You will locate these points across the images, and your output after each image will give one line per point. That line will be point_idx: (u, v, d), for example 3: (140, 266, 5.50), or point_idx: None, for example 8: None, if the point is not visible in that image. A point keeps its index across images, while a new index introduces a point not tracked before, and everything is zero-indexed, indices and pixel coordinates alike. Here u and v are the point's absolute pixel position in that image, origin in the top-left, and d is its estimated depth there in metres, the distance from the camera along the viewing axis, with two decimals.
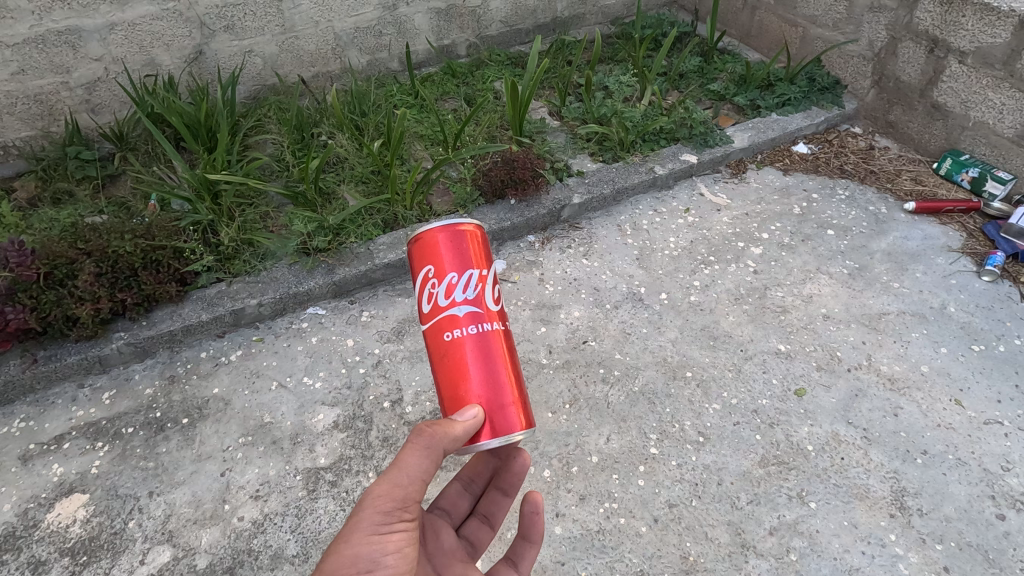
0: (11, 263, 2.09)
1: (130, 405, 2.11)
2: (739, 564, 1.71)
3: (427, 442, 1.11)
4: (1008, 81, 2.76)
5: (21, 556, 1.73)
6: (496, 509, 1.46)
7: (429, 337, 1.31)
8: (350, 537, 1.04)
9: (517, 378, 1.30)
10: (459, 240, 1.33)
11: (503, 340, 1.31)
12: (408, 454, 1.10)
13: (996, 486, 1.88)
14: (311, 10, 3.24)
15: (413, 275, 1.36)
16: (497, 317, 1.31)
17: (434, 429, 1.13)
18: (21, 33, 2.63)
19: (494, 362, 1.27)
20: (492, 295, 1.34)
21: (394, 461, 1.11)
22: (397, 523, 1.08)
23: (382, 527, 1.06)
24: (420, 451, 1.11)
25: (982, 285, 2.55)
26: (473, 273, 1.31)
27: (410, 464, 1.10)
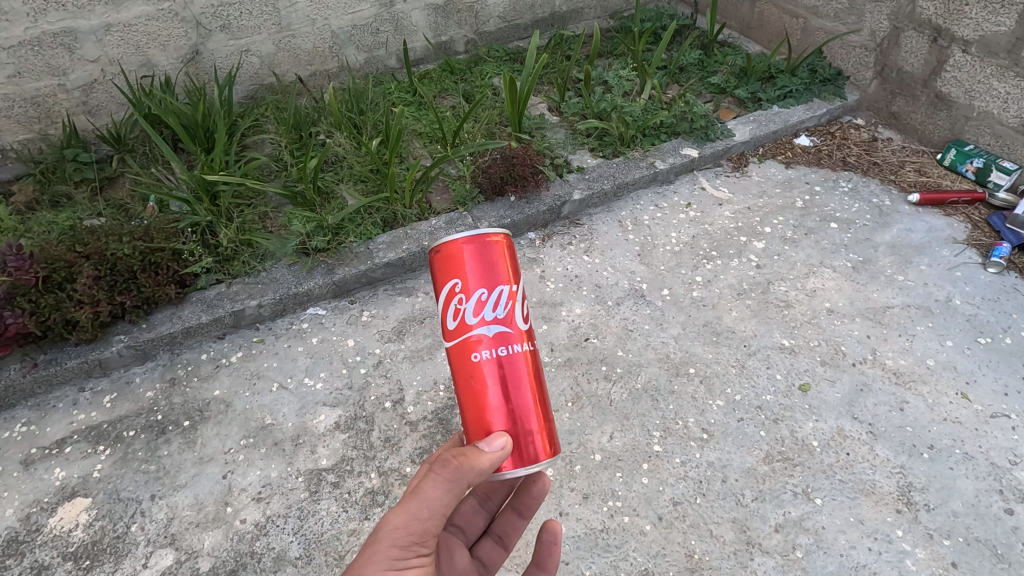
0: (10, 267, 2.08)
1: (131, 408, 2.10)
2: (744, 562, 1.70)
3: (451, 476, 1.09)
4: (1012, 69, 2.73)
5: (24, 561, 1.73)
6: (510, 531, 1.43)
7: (453, 355, 1.27)
8: (365, 571, 1.01)
9: (542, 404, 1.28)
10: (487, 254, 1.29)
11: (530, 361, 1.29)
12: (431, 487, 1.08)
13: (1003, 480, 1.86)
14: (307, 8, 3.22)
15: (436, 288, 1.31)
16: (525, 336, 1.29)
17: (460, 463, 1.10)
18: (16, 35, 2.62)
19: (522, 385, 1.26)
20: (520, 313, 1.31)
21: (416, 491, 1.08)
22: (411, 558, 1.07)
23: (397, 561, 1.05)
24: (443, 486, 1.08)
25: (987, 277, 2.52)
26: (503, 290, 1.28)
27: (430, 498, 1.08)
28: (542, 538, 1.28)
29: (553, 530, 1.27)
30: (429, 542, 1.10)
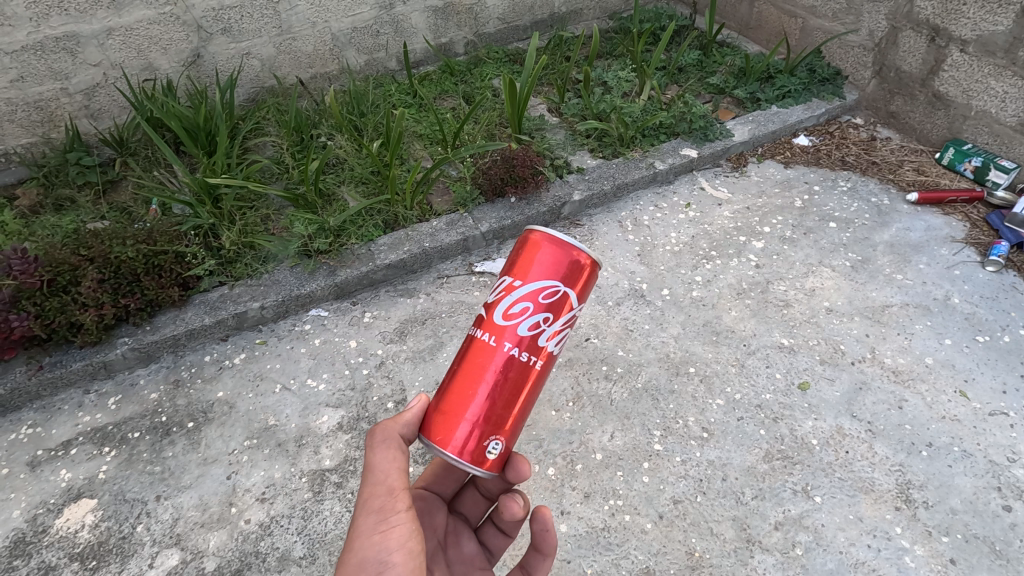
0: (14, 270, 2.09)
1: (135, 410, 2.12)
2: (745, 560, 1.71)
3: (383, 437, 1.20)
4: (1010, 69, 2.74)
5: (31, 562, 1.75)
6: (508, 526, 1.42)
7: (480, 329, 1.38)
8: (352, 544, 1.10)
9: (480, 401, 1.22)
10: (526, 248, 1.28)
11: (487, 355, 1.23)
12: (373, 452, 1.18)
13: (1002, 478, 1.88)
14: (307, 11, 3.23)
15: None
16: (499, 333, 1.23)
17: (384, 425, 1.23)
18: (19, 40, 2.63)
19: (465, 370, 1.25)
20: (515, 317, 1.23)
21: (366, 466, 1.19)
22: (392, 517, 1.12)
23: (379, 524, 1.11)
24: (380, 445, 1.19)
25: (986, 276, 2.54)
26: (507, 280, 1.26)
27: (377, 462, 1.18)
28: (535, 527, 1.31)
29: (544, 517, 1.29)
30: (403, 496, 1.14)
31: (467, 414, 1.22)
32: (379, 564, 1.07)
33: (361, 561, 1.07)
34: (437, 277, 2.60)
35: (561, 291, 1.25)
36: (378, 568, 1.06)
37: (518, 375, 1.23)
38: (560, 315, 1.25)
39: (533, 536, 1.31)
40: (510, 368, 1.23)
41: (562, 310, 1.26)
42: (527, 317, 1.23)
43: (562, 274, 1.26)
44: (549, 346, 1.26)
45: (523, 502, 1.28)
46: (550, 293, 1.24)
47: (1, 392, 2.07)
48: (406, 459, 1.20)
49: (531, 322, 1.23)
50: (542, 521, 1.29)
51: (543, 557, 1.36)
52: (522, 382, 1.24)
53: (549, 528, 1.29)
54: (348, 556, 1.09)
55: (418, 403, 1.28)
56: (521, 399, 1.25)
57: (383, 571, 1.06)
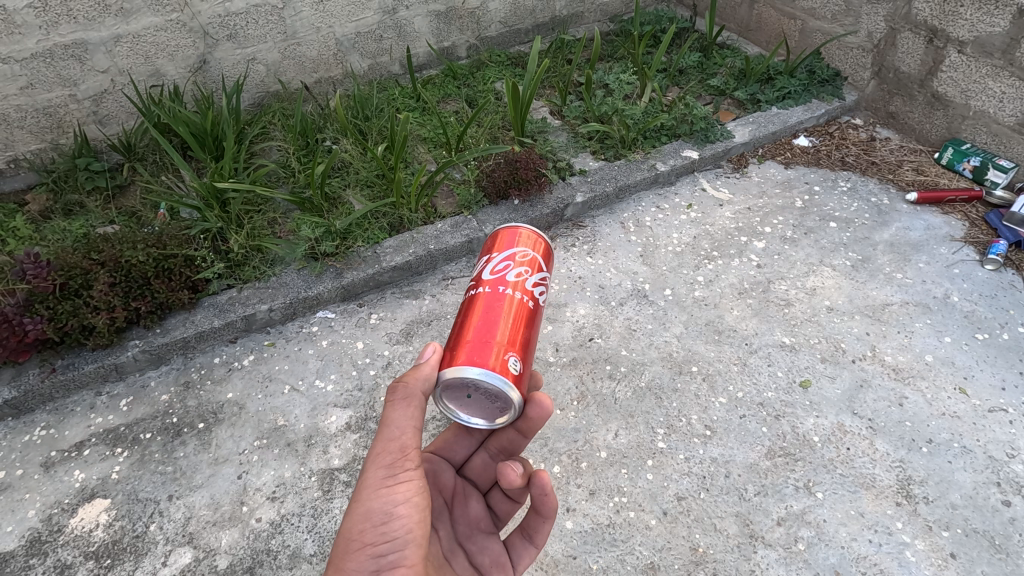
0: (28, 275, 2.14)
1: (147, 411, 2.16)
2: (748, 555, 1.74)
3: (405, 393, 1.22)
4: (1008, 69, 2.76)
5: (47, 560, 1.78)
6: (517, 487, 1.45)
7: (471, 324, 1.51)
8: (360, 494, 1.14)
9: (491, 327, 1.32)
10: (490, 241, 1.55)
11: (487, 299, 1.38)
12: (391, 407, 1.21)
13: (1001, 473, 1.90)
14: (312, 17, 3.27)
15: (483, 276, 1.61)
16: (490, 284, 1.42)
17: (405, 381, 1.24)
18: (29, 48, 2.67)
19: (467, 314, 1.37)
20: (501, 269, 1.44)
21: (383, 420, 1.21)
22: (400, 473, 1.16)
23: (388, 479, 1.15)
24: (401, 403, 1.21)
25: (985, 274, 2.56)
26: (485, 256, 1.50)
27: (395, 417, 1.20)
28: (533, 492, 1.32)
29: (542, 482, 1.30)
30: (414, 456, 1.19)
31: (483, 339, 1.30)
32: (384, 515, 1.11)
33: (367, 511, 1.11)
34: (443, 278, 2.63)
35: (534, 254, 1.51)
36: (383, 518, 1.11)
37: (514, 307, 1.38)
38: (537, 272, 1.48)
39: (533, 499, 1.32)
40: (508, 304, 1.38)
41: (537, 266, 1.49)
42: (511, 270, 1.45)
43: (531, 241, 1.52)
44: (535, 295, 1.45)
45: (520, 469, 1.30)
46: (523, 253, 1.48)
47: (15, 395, 2.11)
48: (423, 418, 1.22)
49: (515, 273, 1.44)
50: (540, 487, 1.30)
51: (544, 520, 1.37)
52: (519, 315, 1.38)
53: (547, 491, 1.28)
54: (357, 504, 1.12)
55: (429, 349, 1.32)
56: (528, 335, 1.37)
57: (387, 521, 1.11)
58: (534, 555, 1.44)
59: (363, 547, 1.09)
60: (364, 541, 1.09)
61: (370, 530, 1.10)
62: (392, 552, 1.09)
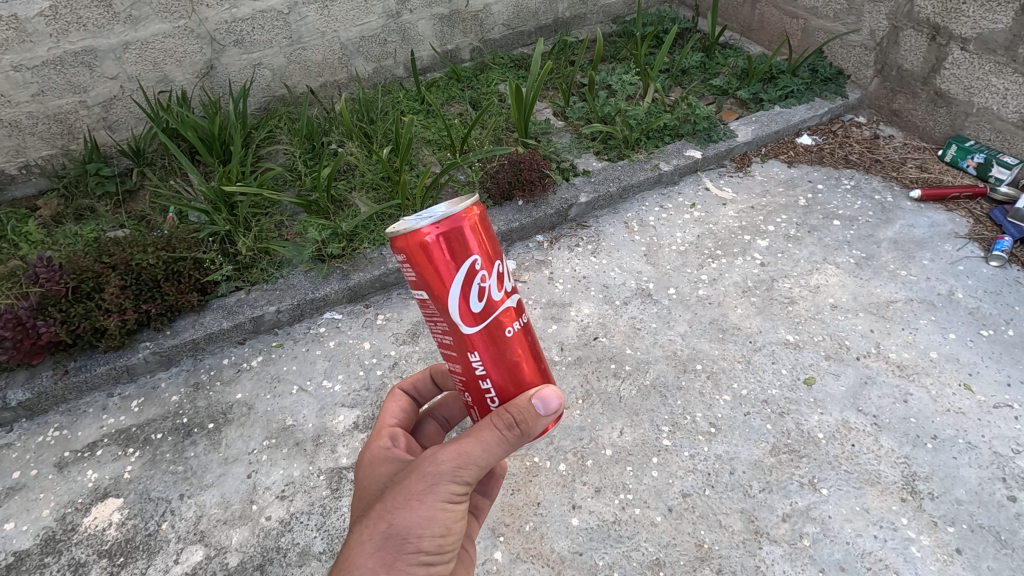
0: (41, 279, 2.18)
1: (158, 412, 2.19)
2: (753, 551, 1.75)
3: (518, 425, 1.06)
4: (1010, 66, 2.77)
5: (62, 559, 1.81)
6: None
7: (478, 343, 1.10)
8: (426, 498, 1.01)
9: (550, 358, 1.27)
10: (478, 230, 1.08)
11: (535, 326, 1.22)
12: (493, 426, 1.05)
13: (1006, 469, 1.91)
14: (317, 21, 3.31)
15: (443, 271, 1.06)
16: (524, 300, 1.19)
17: (528, 416, 1.07)
18: (40, 55, 2.71)
19: (535, 347, 1.18)
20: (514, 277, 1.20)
21: (476, 427, 1.05)
22: (465, 494, 1.06)
23: (456, 496, 1.04)
24: (510, 431, 1.05)
25: (989, 270, 2.56)
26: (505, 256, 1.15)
27: (489, 439, 1.04)
28: None
29: None
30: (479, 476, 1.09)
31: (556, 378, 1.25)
32: (444, 530, 1.02)
33: (431, 519, 1.01)
34: None
35: None
36: (441, 533, 1.02)
37: None
38: None
39: None
40: None
41: None
42: None
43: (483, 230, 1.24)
44: None
45: None
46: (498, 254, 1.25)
47: (29, 396, 2.15)
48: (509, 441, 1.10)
49: None
50: None
51: None
52: None
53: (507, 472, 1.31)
54: (419, 507, 1.00)
55: (553, 391, 1.10)
56: None
57: (444, 536, 1.03)
58: None
59: (414, 553, 1.00)
60: (418, 548, 1.00)
61: (427, 540, 1.01)
62: (436, 563, 1.04)
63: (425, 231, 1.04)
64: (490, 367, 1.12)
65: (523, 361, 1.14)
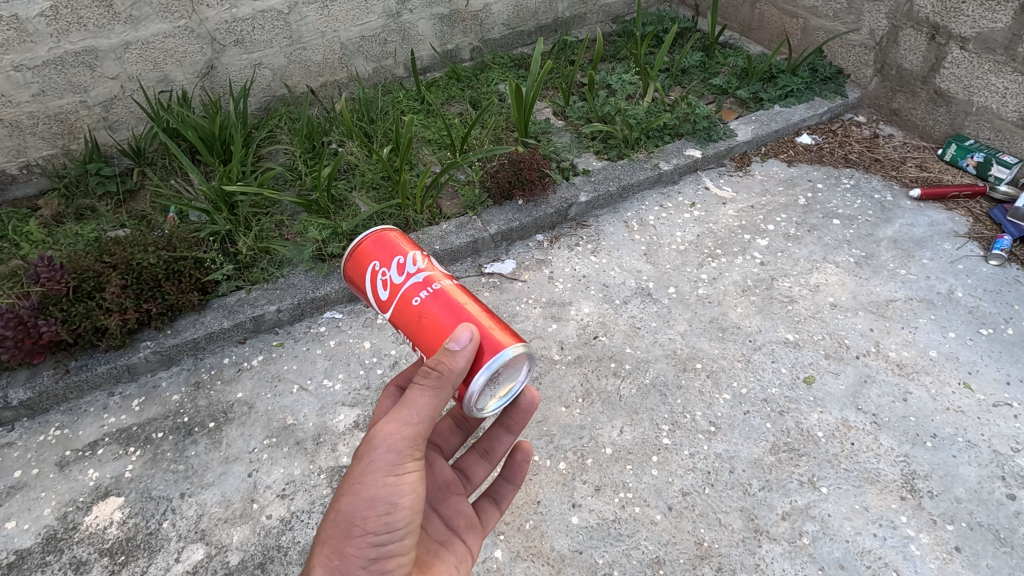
0: (42, 278, 2.18)
1: (158, 411, 2.19)
2: (752, 549, 1.75)
3: (435, 381, 1.18)
4: (1010, 65, 2.77)
5: (63, 557, 1.82)
6: (496, 445, 1.55)
7: (397, 318, 1.34)
8: (366, 478, 1.14)
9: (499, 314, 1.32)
10: (376, 241, 1.40)
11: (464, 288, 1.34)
12: (419, 394, 1.17)
13: (1005, 467, 1.91)
14: (317, 21, 3.31)
15: (364, 279, 1.41)
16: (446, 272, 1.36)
17: (438, 367, 1.18)
18: (41, 55, 2.72)
19: (457, 303, 1.29)
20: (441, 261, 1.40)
21: (404, 399, 1.18)
22: (408, 463, 1.17)
23: (396, 468, 1.16)
24: (428, 391, 1.17)
25: (989, 269, 2.56)
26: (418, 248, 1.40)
27: (414, 405, 1.17)
28: (516, 457, 1.53)
29: (524, 451, 1.51)
30: (422, 448, 1.20)
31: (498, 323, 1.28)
32: (389, 506, 1.14)
33: (374, 498, 1.14)
34: None
35: None
36: (387, 509, 1.14)
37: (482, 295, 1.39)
38: None
39: (514, 463, 1.53)
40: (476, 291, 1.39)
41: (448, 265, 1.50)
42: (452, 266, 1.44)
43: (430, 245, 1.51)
44: None
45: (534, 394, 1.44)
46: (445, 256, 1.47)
47: (30, 395, 2.15)
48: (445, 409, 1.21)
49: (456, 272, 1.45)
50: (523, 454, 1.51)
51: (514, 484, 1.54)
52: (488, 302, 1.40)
53: (529, 458, 1.51)
54: (361, 488, 1.14)
55: (460, 331, 1.21)
56: None
57: (391, 512, 1.14)
58: (498, 516, 1.54)
59: (364, 535, 1.13)
60: (366, 528, 1.13)
61: (373, 519, 1.13)
62: (392, 539, 1.15)
63: (348, 258, 1.45)
64: (411, 333, 1.31)
65: (438, 316, 1.28)
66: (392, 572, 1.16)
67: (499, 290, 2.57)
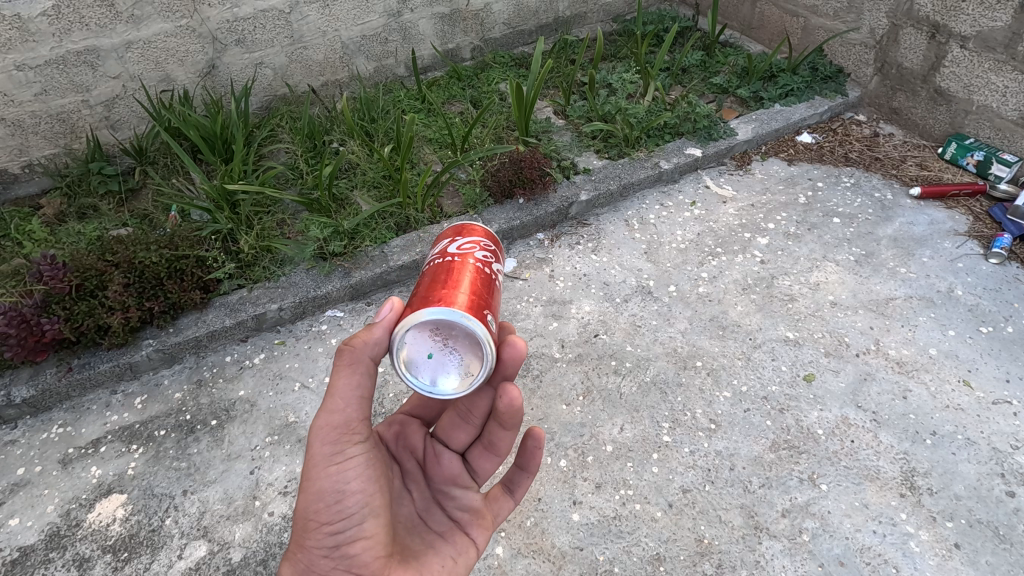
0: (45, 276, 2.19)
1: (161, 409, 2.20)
2: (753, 546, 1.76)
3: (349, 360, 1.15)
4: (1010, 63, 2.78)
5: (66, 554, 1.83)
6: (498, 440, 1.41)
7: None
8: (310, 474, 1.15)
9: (460, 290, 1.24)
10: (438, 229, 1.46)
11: (445, 269, 1.30)
12: (337, 378, 1.14)
13: (1005, 464, 1.92)
14: (318, 21, 3.32)
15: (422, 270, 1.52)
16: (445, 254, 1.34)
17: (351, 346, 1.15)
18: (43, 55, 2.72)
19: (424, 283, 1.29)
20: (454, 245, 1.37)
21: (328, 388, 1.15)
22: (347, 448, 1.17)
23: (336, 455, 1.16)
24: (345, 372, 1.15)
25: (989, 268, 2.57)
26: (447, 236, 1.41)
27: (339, 391, 1.15)
28: (528, 445, 1.37)
29: (535, 437, 1.35)
30: (361, 430, 1.19)
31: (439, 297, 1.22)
32: (338, 494, 1.15)
33: (320, 490, 1.14)
34: None
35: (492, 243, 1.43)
36: (336, 497, 1.15)
37: (476, 277, 1.30)
38: (499, 258, 1.42)
39: (527, 452, 1.38)
40: (473, 272, 1.31)
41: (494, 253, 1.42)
42: (477, 250, 1.37)
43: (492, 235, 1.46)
44: (496, 274, 1.38)
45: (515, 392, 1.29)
46: (483, 242, 1.40)
47: (33, 393, 2.16)
48: (372, 385, 1.18)
49: (482, 254, 1.37)
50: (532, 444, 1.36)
51: (524, 473, 1.43)
52: (482, 284, 1.30)
53: (541, 445, 1.34)
54: (307, 485, 1.14)
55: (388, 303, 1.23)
56: (493, 301, 1.31)
57: (341, 498, 1.15)
58: (512, 508, 1.48)
59: (320, 528, 1.15)
60: (320, 520, 1.14)
61: (324, 512, 1.14)
62: (350, 526, 1.16)
63: None
64: None
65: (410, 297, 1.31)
66: (359, 556, 1.16)
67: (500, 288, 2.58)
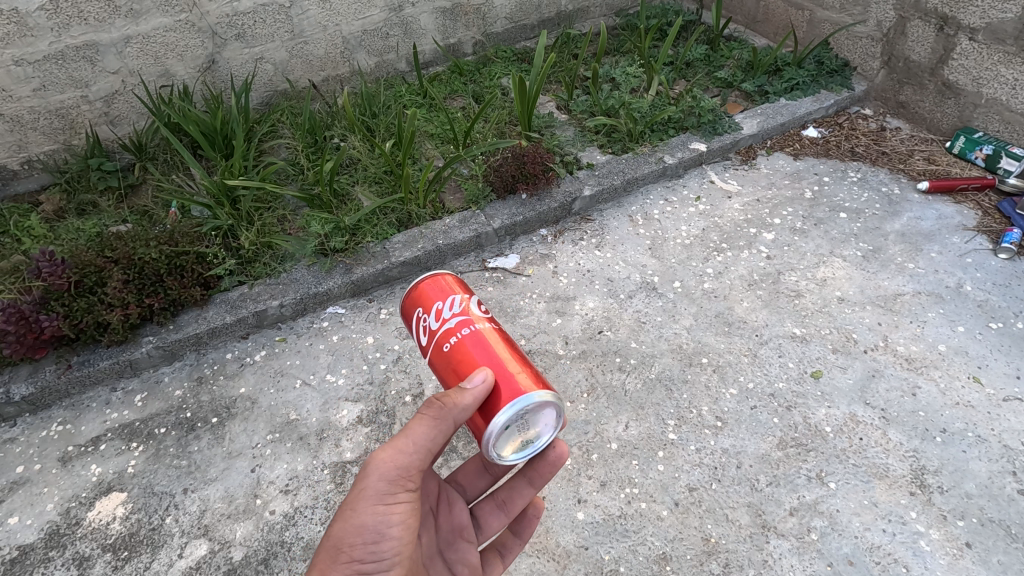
0: (43, 273, 2.17)
1: (160, 407, 2.18)
2: (760, 545, 1.73)
3: (435, 413, 1.22)
4: (1020, 55, 2.74)
5: (66, 553, 1.81)
6: (514, 497, 1.51)
7: (433, 358, 1.40)
8: (357, 505, 1.17)
9: (522, 358, 1.33)
10: (432, 283, 1.47)
11: (490, 333, 1.36)
12: (417, 424, 1.22)
13: (1016, 462, 1.89)
14: (319, 15, 3.28)
15: (408, 320, 1.51)
16: (476, 318, 1.39)
17: (441, 399, 1.23)
18: (41, 50, 2.70)
19: (483, 348, 1.32)
20: (475, 308, 1.43)
21: (404, 428, 1.22)
22: (399, 493, 1.21)
23: (388, 497, 1.19)
24: (426, 421, 1.22)
25: (998, 263, 2.53)
26: (459, 294, 1.45)
27: (414, 435, 1.22)
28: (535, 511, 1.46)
29: None
30: (415, 480, 1.23)
31: (519, 367, 1.30)
32: (377, 534, 1.16)
33: (362, 525, 1.16)
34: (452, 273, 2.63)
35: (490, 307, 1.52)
36: (374, 537, 1.16)
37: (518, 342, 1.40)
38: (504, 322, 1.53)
39: None
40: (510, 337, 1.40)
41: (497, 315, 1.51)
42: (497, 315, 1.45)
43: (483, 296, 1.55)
44: None
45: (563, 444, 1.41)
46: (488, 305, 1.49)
47: (33, 390, 2.14)
48: (441, 442, 1.25)
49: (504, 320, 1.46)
50: None
51: None
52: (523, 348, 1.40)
53: None
54: (350, 516, 1.16)
55: (478, 376, 1.26)
56: None
57: (378, 541, 1.16)
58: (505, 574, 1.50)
59: (348, 561, 1.14)
60: (352, 555, 1.15)
61: (359, 547, 1.15)
62: (375, 569, 1.16)
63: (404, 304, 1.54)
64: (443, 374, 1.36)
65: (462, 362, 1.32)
66: None
67: (502, 285, 2.56)
